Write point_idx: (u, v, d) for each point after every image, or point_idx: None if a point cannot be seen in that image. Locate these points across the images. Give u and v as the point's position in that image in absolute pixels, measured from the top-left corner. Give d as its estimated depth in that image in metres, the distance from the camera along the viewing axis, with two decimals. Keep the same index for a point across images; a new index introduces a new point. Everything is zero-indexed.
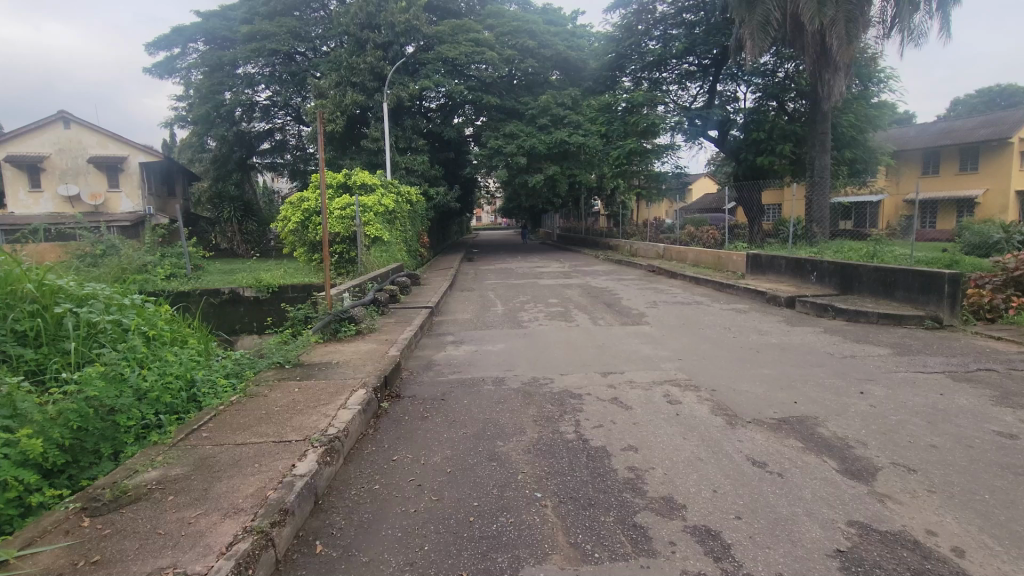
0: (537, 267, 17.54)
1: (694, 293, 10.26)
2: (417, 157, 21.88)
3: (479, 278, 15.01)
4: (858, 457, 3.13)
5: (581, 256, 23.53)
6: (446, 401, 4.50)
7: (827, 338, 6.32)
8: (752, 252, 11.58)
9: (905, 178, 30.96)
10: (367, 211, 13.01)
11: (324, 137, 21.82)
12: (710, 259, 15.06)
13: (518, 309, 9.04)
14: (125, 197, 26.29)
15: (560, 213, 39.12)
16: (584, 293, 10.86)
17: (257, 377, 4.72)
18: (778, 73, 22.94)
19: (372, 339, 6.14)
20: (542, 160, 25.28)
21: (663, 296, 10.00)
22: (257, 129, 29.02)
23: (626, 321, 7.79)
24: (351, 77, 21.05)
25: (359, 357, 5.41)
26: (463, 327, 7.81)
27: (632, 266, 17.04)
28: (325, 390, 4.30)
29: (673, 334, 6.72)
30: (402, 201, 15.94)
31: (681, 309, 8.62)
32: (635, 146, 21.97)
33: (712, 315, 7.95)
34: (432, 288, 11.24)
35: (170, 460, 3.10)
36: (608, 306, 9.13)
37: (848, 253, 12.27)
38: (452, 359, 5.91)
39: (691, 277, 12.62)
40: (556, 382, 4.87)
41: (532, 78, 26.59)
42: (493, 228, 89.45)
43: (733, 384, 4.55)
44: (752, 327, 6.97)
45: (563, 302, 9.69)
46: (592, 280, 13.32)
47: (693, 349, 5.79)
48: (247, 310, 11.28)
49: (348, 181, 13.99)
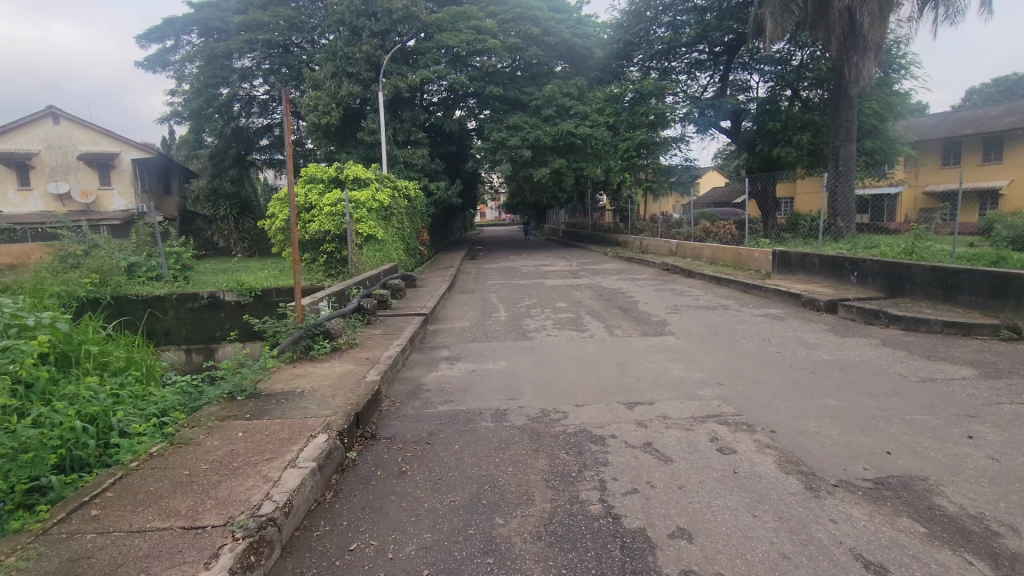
0: (543, 266, 16.58)
1: (716, 296, 9.27)
2: (418, 150, 20.93)
3: (481, 278, 14.07)
4: (1016, 556, 2.17)
5: (588, 253, 22.56)
6: (432, 447, 3.55)
7: (889, 353, 5.34)
8: (778, 250, 10.58)
9: (924, 170, 29.80)
10: (359, 208, 12.08)
11: (320, 131, 20.90)
12: (727, 256, 14.07)
13: (523, 316, 8.09)
14: (117, 195, 25.48)
15: (565, 209, 38.11)
16: (595, 296, 9.89)
17: (197, 415, 3.77)
18: (794, 59, 21.88)
19: (349, 358, 5.18)
20: (547, 153, 24.20)
21: (684, 299, 9.03)
22: (255, 125, 28.33)
23: (646, 330, 6.83)
24: (347, 67, 20.11)
25: (332, 383, 4.47)
26: (461, 337, 6.87)
27: (643, 264, 16.07)
28: (275, 437, 3.34)
29: (704, 347, 5.75)
30: (399, 196, 14.96)
31: (708, 315, 7.63)
32: (644, 138, 20.98)
33: (745, 322, 6.97)
34: (428, 291, 10.28)
35: (26, 561, 2.16)
36: (624, 312, 8.17)
37: (882, 251, 11.24)
38: (445, 383, 4.95)
39: (710, 277, 11.64)
40: (572, 417, 3.91)
41: (535, 68, 25.53)
42: (497, 224, 88.35)
43: (798, 424, 3.58)
44: (796, 339, 5.99)
45: (572, 307, 8.74)
46: (603, 280, 12.35)
47: (734, 370, 4.81)
48: (228, 316, 10.44)
49: (339, 176, 13.06)
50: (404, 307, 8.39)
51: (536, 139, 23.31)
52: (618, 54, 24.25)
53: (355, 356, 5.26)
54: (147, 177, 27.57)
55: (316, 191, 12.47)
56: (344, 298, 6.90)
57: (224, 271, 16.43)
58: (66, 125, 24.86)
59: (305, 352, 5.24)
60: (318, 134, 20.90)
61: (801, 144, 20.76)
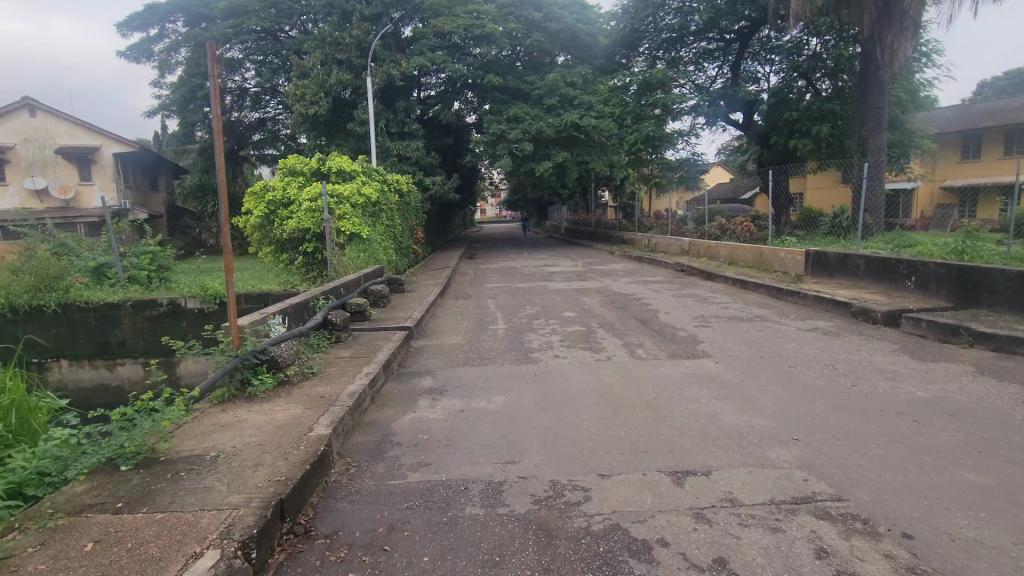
0: (545, 266, 15.37)
1: (747, 304, 8.04)
2: (412, 143, 19.70)
3: (478, 280, 12.87)
4: None
5: (592, 252, 21.40)
6: (391, 559, 2.33)
7: (1001, 387, 4.11)
8: (812, 249, 9.36)
9: (942, 165, 28.44)
10: (342, 203, 10.87)
11: (308, 122, 19.68)
12: (748, 256, 12.87)
13: (527, 329, 6.87)
14: (98, 190, 24.25)
15: (568, 205, 36.96)
16: (607, 303, 8.65)
17: (45, 504, 2.54)
18: (806, 49, 20.88)
19: (298, 398, 3.94)
20: (550, 146, 22.93)
21: (710, 307, 7.80)
22: (247, 120, 27.15)
23: (675, 349, 5.61)
24: (336, 53, 18.84)
25: (264, 440, 3.25)
26: (450, 359, 5.67)
27: (655, 264, 14.88)
28: (139, 556, 2.12)
29: (755, 375, 4.54)
30: (390, 191, 13.74)
31: (745, 328, 6.40)
32: (652, 130, 19.75)
33: (793, 340, 5.75)
34: (417, 297, 9.11)
35: None
36: (645, 324, 6.95)
37: (928, 252, 10.01)
38: (423, 432, 3.73)
39: (734, 280, 10.40)
40: (598, 502, 2.70)
41: (536, 58, 24.23)
42: (499, 220, 86.80)
43: (943, 523, 2.37)
44: (867, 365, 4.76)
45: (582, 317, 7.52)
46: (614, 283, 11.15)
47: (808, 417, 3.59)
48: (190, 325, 9.22)
49: (323, 168, 11.90)
50: (387, 319, 7.16)
51: (538, 132, 22.01)
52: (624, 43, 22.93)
53: (306, 395, 4.02)
54: (131, 171, 26.33)
55: (295, 184, 11.24)
56: (309, 310, 5.67)
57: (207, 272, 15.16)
58: (43, 116, 23.64)
59: (240, 389, 4.01)
60: (306, 125, 19.66)
61: (821, 136, 19.42)
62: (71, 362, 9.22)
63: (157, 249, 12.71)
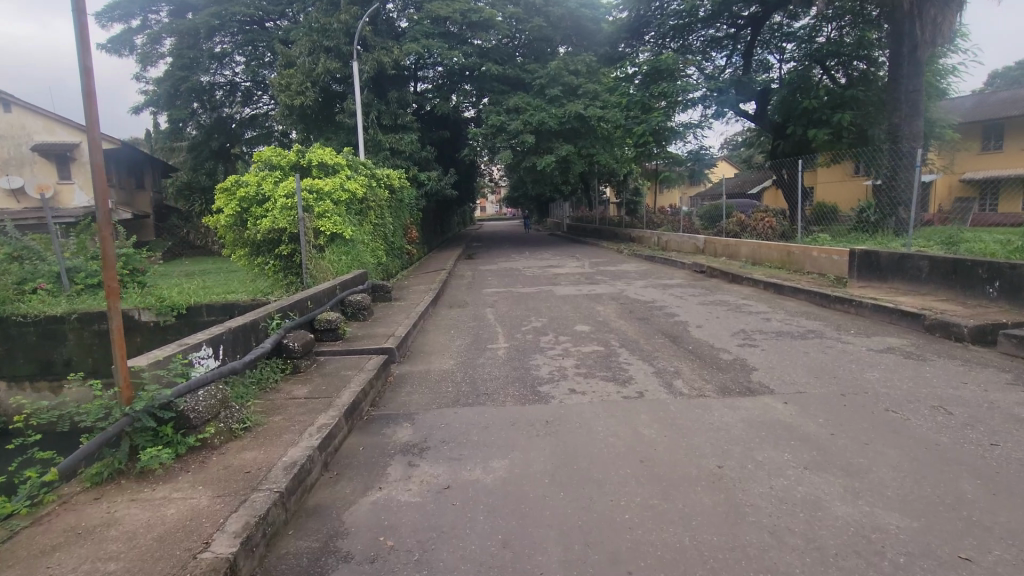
0: (550, 267, 14.18)
1: (791, 314, 6.81)
2: (406, 136, 18.49)
3: (476, 284, 11.70)
4: None
5: (598, 251, 20.22)
6: None
7: None
8: (859, 250, 8.18)
9: (962, 156, 26.94)
10: (321, 200, 9.68)
11: (295, 115, 18.50)
12: (774, 254, 11.69)
13: (534, 349, 5.66)
14: (78, 188, 23.05)
15: (570, 202, 35.79)
16: (626, 313, 7.42)
17: None
18: (818, 37, 19.95)
19: (213, 475, 2.74)
20: (552, 138, 21.71)
21: (750, 320, 6.58)
22: (242, 117, 26.10)
23: (724, 380, 4.41)
24: (324, 40, 17.63)
25: (126, 573, 2.03)
26: (436, 394, 4.47)
27: (669, 264, 13.69)
28: None
29: (850, 427, 3.32)
30: (380, 186, 12.54)
31: (802, 349, 5.19)
32: (661, 119, 18.53)
33: (871, 368, 4.53)
34: (404, 307, 7.90)
35: None
36: (675, 342, 5.73)
37: (986, 250, 8.86)
38: (389, 530, 2.52)
39: (764, 283, 9.23)
40: None
41: (537, 44, 22.88)
42: (498, 218, 85.72)
43: None
44: (988, 408, 3.58)
45: (598, 332, 6.31)
46: (628, 287, 9.96)
47: (964, 510, 2.40)
48: (144, 341, 7.92)
49: (302, 161, 10.74)
50: (365, 338, 5.94)
51: (540, 123, 20.76)
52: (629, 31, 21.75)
53: (223, 471, 2.78)
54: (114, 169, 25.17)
55: (270, 180, 10.04)
56: (259, 335, 4.47)
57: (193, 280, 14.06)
58: (18, 112, 22.44)
59: (130, 459, 2.78)
60: (293, 118, 18.51)
61: (843, 124, 18.13)
62: (10, 383, 8.05)
63: (131, 252, 11.56)
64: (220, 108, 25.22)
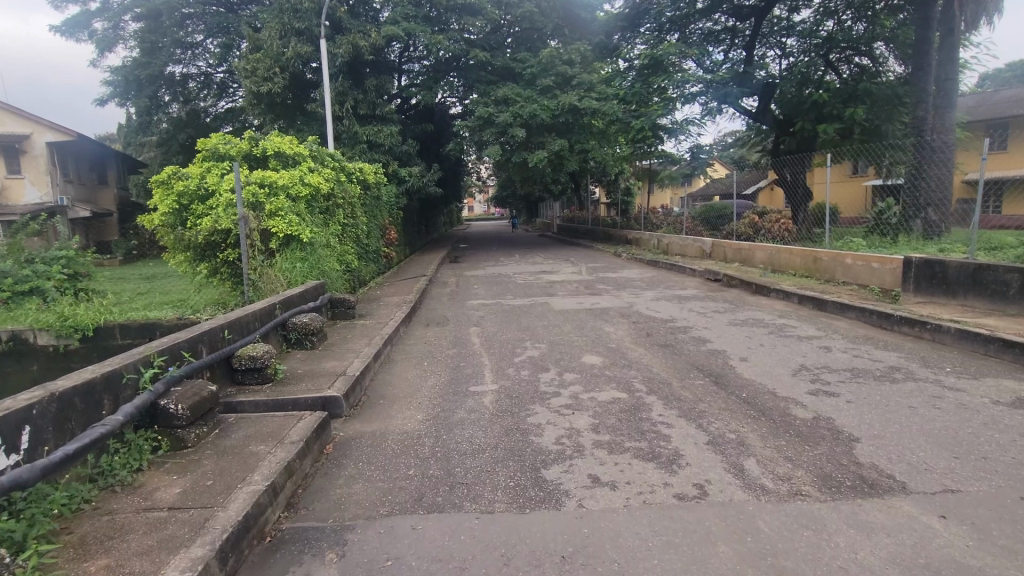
0: (543, 273, 12.72)
1: (853, 342, 5.39)
2: (385, 127, 16.99)
3: (460, 294, 10.22)
4: None
5: (592, 254, 18.79)
6: None
7: None
8: (918, 258, 6.78)
9: (967, 157, 25.89)
10: (275, 196, 8.12)
11: (263, 103, 16.85)
12: (798, 261, 10.30)
13: (533, 398, 4.19)
14: (29, 184, 21.23)
15: (560, 201, 34.38)
16: (643, 337, 5.97)
17: None
18: (822, 28, 18.71)
19: None
20: (544, 133, 20.26)
21: (805, 350, 5.15)
22: (218, 110, 24.10)
23: (820, 461, 2.97)
24: (294, 21, 15.99)
25: None
26: (385, 485, 2.95)
27: (675, 271, 12.27)
28: None
29: None
30: (351, 181, 10.99)
31: (902, 400, 3.77)
32: (660, 111, 17.10)
33: (1023, 440, 3.11)
34: (368, 328, 6.39)
35: None
36: (722, 384, 4.29)
37: None
38: None
39: (797, 295, 7.84)
40: None
41: (527, 34, 21.39)
42: (484, 217, 84.05)
43: None
44: None
45: (613, 367, 4.86)
46: (637, 299, 8.53)
47: None
48: (42, 369, 6.34)
49: (256, 151, 9.20)
50: (306, 379, 4.43)
51: (531, 115, 19.33)
52: (626, 21, 20.05)
53: None
54: (72, 164, 23.37)
55: (216, 172, 8.53)
56: (119, 395, 2.95)
57: (146, 288, 12.43)
58: None
59: None
60: (260, 107, 16.88)
61: (856, 119, 16.79)
62: None
63: (73, 254, 9.93)
64: (194, 101, 23.36)
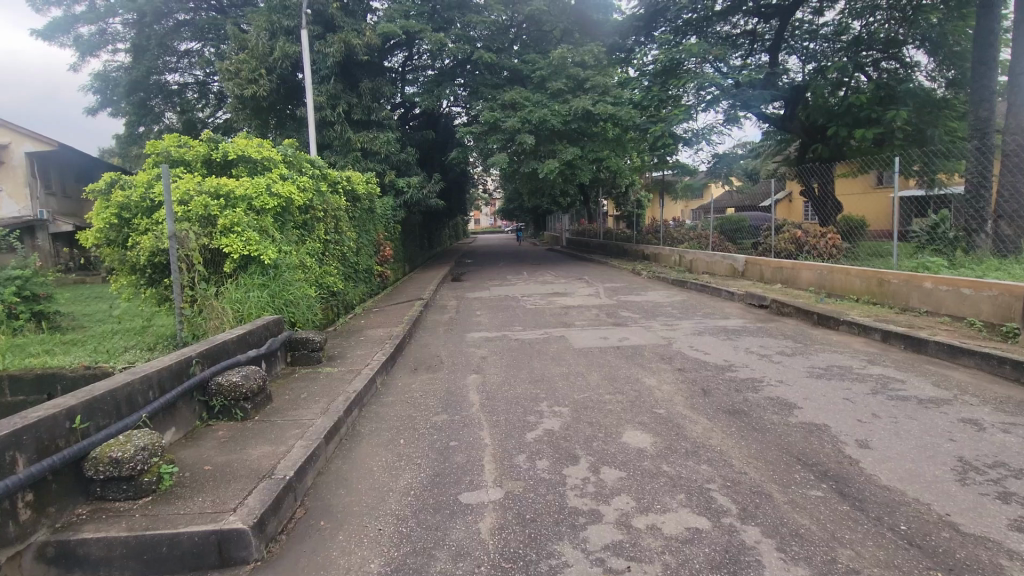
0: (555, 295, 11.16)
1: (1008, 414, 3.77)
2: (382, 134, 15.61)
3: (458, 323, 8.65)
4: None
5: (607, 271, 17.22)
6: None
7: None
8: None
9: None
10: (232, 207, 6.62)
11: (248, 109, 15.46)
12: (860, 283, 8.69)
13: (557, 528, 2.61)
14: (7, 197, 20.10)
15: (570, 214, 32.89)
16: (700, 398, 4.37)
17: None
18: (851, 28, 17.16)
19: None
20: (554, 141, 18.81)
21: (947, 429, 3.54)
22: (217, 122, 22.44)
23: None
24: (282, 19, 14.70)
25: None
26: None
27: (707, 294, 10.70)
28: None
29: None
30: (335, 192, 9.53)
31: None
32: (682, 114, 15.55)
33: None
34: (335, 382, 4.84)
35: None
36: (856, 503, 2.71)
37: None
38: None
39: (880, 332, 6.22)
40: None
41: (536, 34, 19.97)
42: (491, 230, 82.68)
43: None
44: None
45: (671, 458, 3.28)
46: (674, 334, 6.94)
47: None
48: None
49: (216, 157, 7.75)
50: (206, 488, 2.86)
51: (541, 121, 17.86)
52: (641, 21, 18.66)
53: None
54: (54, 174, 22.19)
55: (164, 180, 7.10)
56: None
57: (111, 311, 10.97)
58: None
59: None
60: (245, 112, 15.51)
61: (899, 124, 15.09)
62: None
63: (28, 274, 8.75)
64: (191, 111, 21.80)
